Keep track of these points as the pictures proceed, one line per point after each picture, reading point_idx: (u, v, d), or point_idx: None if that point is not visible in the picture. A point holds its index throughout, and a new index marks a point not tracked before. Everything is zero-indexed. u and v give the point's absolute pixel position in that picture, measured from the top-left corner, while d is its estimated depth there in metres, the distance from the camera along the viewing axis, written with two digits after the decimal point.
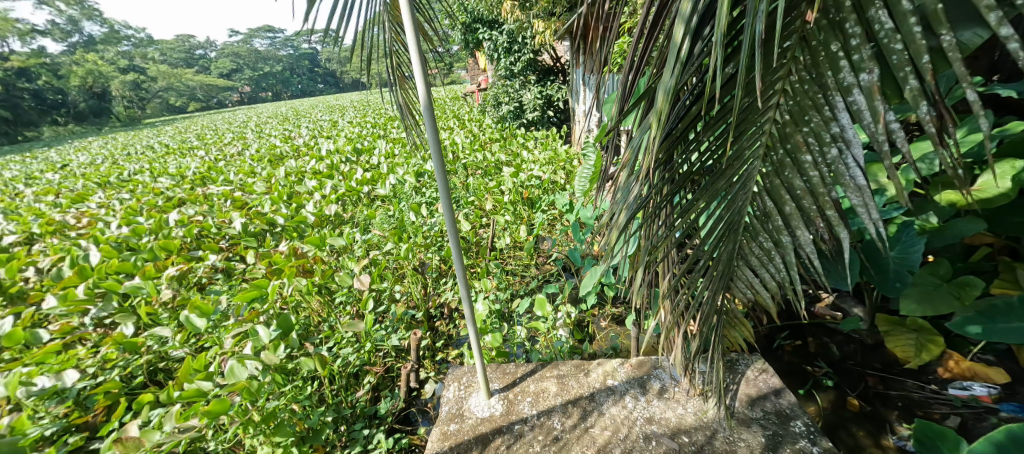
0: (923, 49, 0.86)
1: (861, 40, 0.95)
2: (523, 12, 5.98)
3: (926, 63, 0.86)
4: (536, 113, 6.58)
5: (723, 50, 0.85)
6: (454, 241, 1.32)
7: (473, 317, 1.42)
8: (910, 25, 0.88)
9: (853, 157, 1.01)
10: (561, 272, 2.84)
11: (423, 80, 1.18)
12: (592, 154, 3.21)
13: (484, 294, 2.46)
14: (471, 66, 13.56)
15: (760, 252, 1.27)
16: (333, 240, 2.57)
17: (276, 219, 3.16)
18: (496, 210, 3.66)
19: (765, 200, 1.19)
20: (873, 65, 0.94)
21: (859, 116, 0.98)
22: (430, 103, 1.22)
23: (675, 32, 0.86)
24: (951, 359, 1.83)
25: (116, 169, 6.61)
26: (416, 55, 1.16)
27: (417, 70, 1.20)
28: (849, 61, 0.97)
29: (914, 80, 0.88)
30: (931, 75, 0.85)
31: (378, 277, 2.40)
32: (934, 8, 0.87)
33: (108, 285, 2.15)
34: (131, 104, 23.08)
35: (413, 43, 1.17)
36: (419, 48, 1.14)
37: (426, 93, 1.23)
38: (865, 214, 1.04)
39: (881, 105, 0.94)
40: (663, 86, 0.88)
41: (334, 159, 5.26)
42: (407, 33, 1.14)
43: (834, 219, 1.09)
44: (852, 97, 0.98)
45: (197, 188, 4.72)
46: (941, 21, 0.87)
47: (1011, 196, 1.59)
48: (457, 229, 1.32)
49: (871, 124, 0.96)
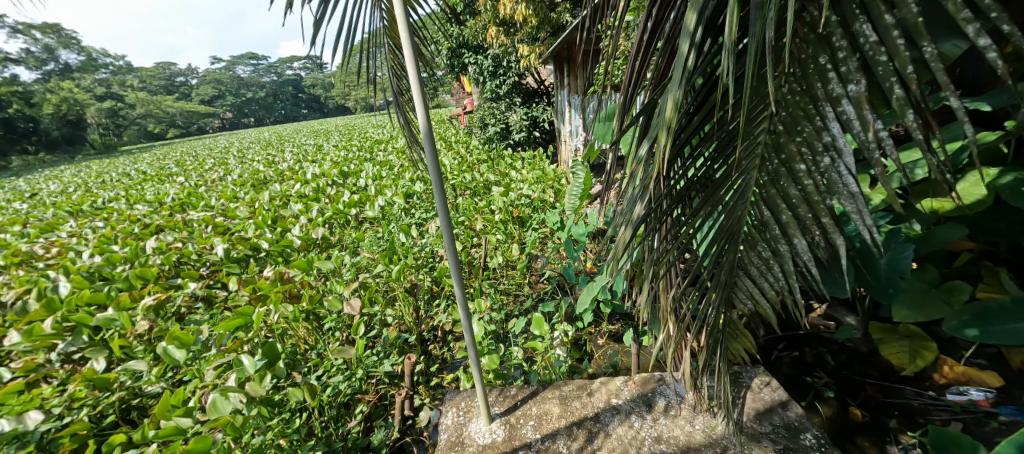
0: (907, 61, 0.86)
1: (847, 52, 0.94)
2: (506, 38, 6.16)
3: (911, 73, 0.86)
4: (522, 134, 6.61)
5: (732, 59, 0.81)
6: (454, 265, 1.26)
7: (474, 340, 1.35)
8: (893, 38, 0.87)
9: (845, 165, 1.00)
10: (556, 290, 2.78)
11: (422, 103, 1.14)
12: (581, 171, 3.20)
13: (479, 315, 2.40)
14: (455, 90, 13.71)
15: (758, 261, 1.24)
16: (320, 264, 2.50)
17: (260, 244, 3.07)
18: (486, 230, 3.61)
19: (762, 210, 1.16)
20: (860, 77, 0.93)
21: (848, 125, 0.97)
22: (429, 126, 1.18)
23: (681, 42, 0.83)
24: (945, 365, 1.76)
25: (91, 197, 6.41)
26: (414, 80, 1.12)
27: (416, 94, 1.16)
28: (837, 73, 0.96)
29: (899, 90, 0.88)
30: (916, 85, 0.85)
31: (369, 301, 2.32)
32: (916, 21, 0.85)
33: (78, 318, 2.04)
34: (108, 132, 22.72)
35: (411, 64, 1.13)
36: (418, 72, 1.11)
37: (424, 114, 1.18)
38: (860, 220, 1.04)
39: (869, 115, 0.93)
40: (670, 98, 0.84)
41: (321, 182, 5.19)
42: (405, 56, 1.10)
43: (830, 226, 1.09)
44: (841, 107, 0.97)
45: (176, 214, 4.58)
46: (922, 33, 0.85)
47: (989, 203, 1.58)
48: (455, 251, 1.26)
49: (860, 133, 0.96)
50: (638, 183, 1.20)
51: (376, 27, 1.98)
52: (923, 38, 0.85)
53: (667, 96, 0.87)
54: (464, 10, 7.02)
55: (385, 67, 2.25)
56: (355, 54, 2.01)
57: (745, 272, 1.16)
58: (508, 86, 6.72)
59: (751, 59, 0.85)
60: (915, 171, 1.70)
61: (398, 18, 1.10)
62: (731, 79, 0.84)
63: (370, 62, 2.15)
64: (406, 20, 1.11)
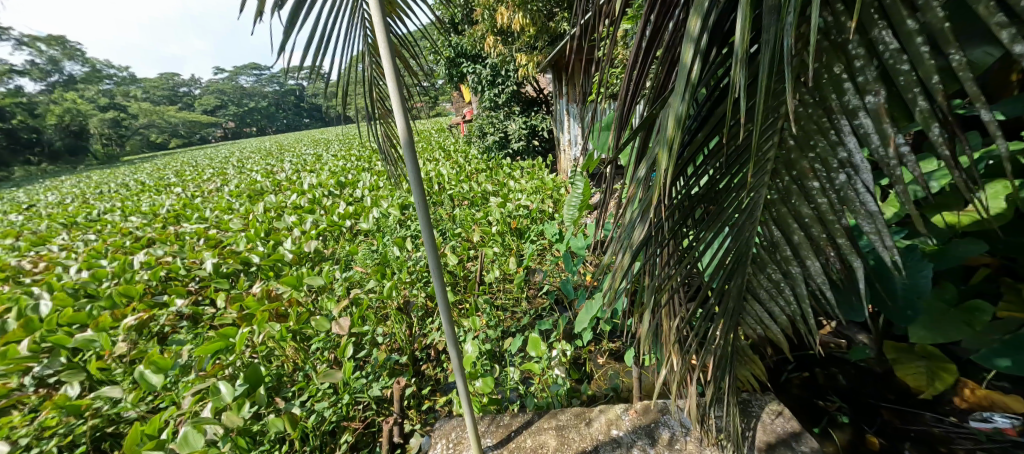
0: (932, 70, 0.77)
1: (864, 61, 0.85)
2: (505, 47, 6.14)
3: (936, 84, 0.78)
4: (521, 143, 6.56)
5: (744, 68, 0.73)
6: (437, 285, 1.16)
7: (462, 367, 1.24)
8: (917, 45, 0.79)
9: (863, 182, 0.92)
10: (554, 305, 2.69)
11: (402, 113, 1.07)
12: (579, 182, 3.13)
13: (473, 333, 2.30)
14: (454, 100, 13.75)
15: (768, 285, 1.16)
16: (310, 280, 2.42)
17: (251, 258, 2.99)
18: (483, 242, 3.53)
19: (772, 230, 1.08)
20: (879, 87, 0.85)
21: (866, 140, 0.88)
22: (410, 137, 1.10)
23: (684, 51, 0.74)
24: (966, 388, 1.64)
25: (86, 209, 6.36)
26: (393, 89, 1.05)
27: (395, 103, 1.10)
28: (853, 83, 0.88)
29: (923, 102, 0.80)
30: (942, 97, 0.77)
31: (359, 320, 2.23)
32: (942, 26, 0.77)
33: (55, 339, 1.96)
34: (109, 142, 22.79)
35: (390, 70, 1.06)
36: (398, 83, 1.05)
37: (406, 125, 1.10)
38: (879, 242, 0.96)
39: (890, 129, 0.85)
40: (673, 113, 0.75)
41: (317, 193, 5.12)
42: (382, 62, 1.03)
43: (846, 248, 1.01)
44: (858, 119, 0.89)
45: (169, 227, 4.51)
46: (950, 40, 0.77)
47: (1010, 216, 1.48)
48: (440, 270, 1.17)
49: (879, 148, 0.87)
50: (636, 202, 1.12)
51: (369, 37, 1.90)
52: (950, 45, 0.76)
53: (669, 111, 0.78)
54: (463, 20, 7.00)
55: (375, 78, 2.18)
56: (351, 66, 1.94)
57: (753, 298, 1.08)
58: (506, 95, 6.69)
59: (764, 69, 0.77)
60: (930, 183, 1.60)
61: (374, 21, 1.02)
62: (742, 91, 0.76)
63: (361, 73, 2.08)
64: (384, 27, 1.04)
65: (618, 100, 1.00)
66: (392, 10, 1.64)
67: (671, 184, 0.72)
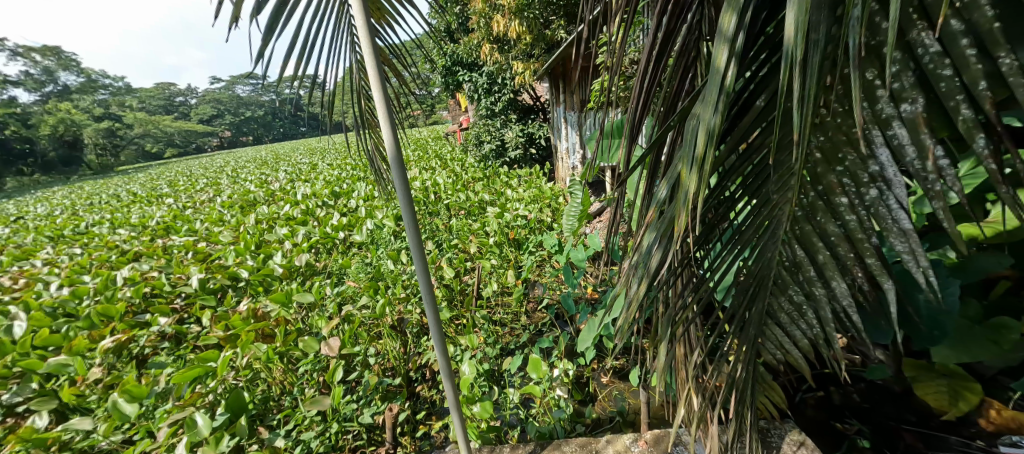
0: (978, 75, 0.69)
1: (900, 66, 0.77)
2: (501, 55, 6.10)
3: (984, 90, 0.69)
4: (518, 151, 6.49)
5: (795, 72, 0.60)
6: (424, 287, 1.18)
7: (447, 360, 1.29)
8: (961, 48, 0.71)
9: (896, 198, 0.84)
10: (554, 320, 2.59)
11: (389, 123, 1.05)
12: (579, 192, 3.05)
13: (471, 352, 2.20)
14: (450, 108, 13.74)
15: (789, 307, 1.07)
16: (300, 296, 2.32)
17: (240, 273, 2.87)
18: (481, 254, 3.44)
19: (795, 250, 0.99)
20: (916, 94, 0.77)
21: (901, 152, 0.80)
22: (396, 143, 1.08)
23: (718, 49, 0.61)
24: (991, 409, 1.55)
25: (74, 221, 6.23)
26: (378, 97, 1.01)
27: (383, 115, 1.07)
28: (887, 90, 0.79)
29: (967, 111, 0.71)
30: (991, 104, 0.68)
31: (351, 340, 2.13)
32: (992, 26, 0.68)
33: (26, 364, 1.85)
34: (103, 152, 22.65)
35: (375, 77, 1.04)
36: (385, 93, 1.01)
37: (393, 137, 1.08)
38: (913, 264, 0.87)
39: (929, 139, 0.76)
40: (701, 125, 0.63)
41: (310, 204, 5.02)
42: (368, 69, 1.01)
43: (876, 269, 0.92)
44: (892, 130, 0.81)
45: (157, 240, 4.39)
46: (999, 41, 0.68)
47: None
48: (429, 281, 1.18)
49: (915, 162, 0.79)
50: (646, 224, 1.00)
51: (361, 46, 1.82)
52: (1000, 48, 0.68)
53: (696, 121, 0.65)
54: (459, 28, 6.95)
55: (367, 87, 2.10)
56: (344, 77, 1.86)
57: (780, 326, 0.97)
58: (502, 102, 6.63)
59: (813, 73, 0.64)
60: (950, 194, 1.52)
61: (359, 30, 1.01)
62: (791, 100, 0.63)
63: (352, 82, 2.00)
64: (371, 42, 1.03)
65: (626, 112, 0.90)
66: (381, 17, 1.54)
67: (694, 208, 0.61)
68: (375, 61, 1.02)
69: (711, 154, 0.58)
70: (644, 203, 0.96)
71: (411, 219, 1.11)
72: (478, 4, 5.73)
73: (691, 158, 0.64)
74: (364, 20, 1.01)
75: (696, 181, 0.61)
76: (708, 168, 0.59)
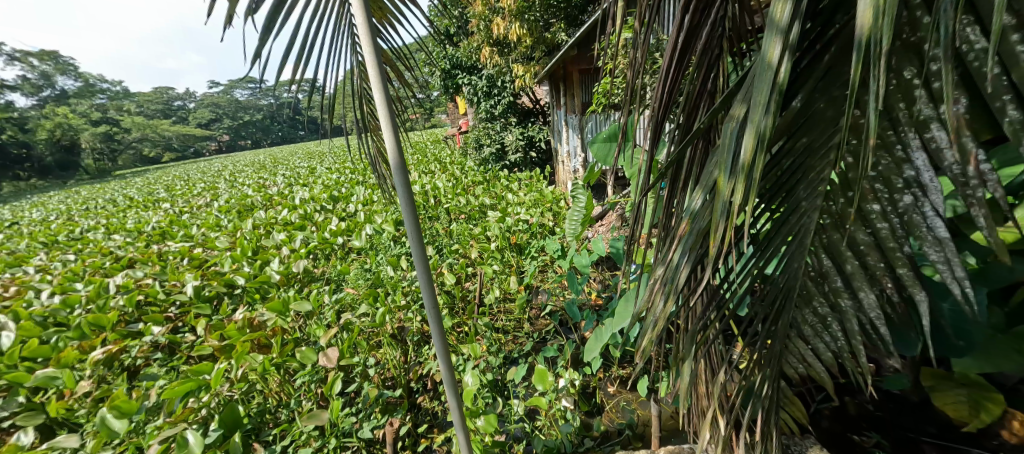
0: None
1: (942, 64, 0.71)
2: (501, 58, 6.07)
3: None
4: (518, 154, 6.43)
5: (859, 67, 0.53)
6: (428, 301, 1.11)
7: (453, 376, 1.23)
8: (1011, 44, 0.65)
9: (933, 205, 0.79)
10: (558, 328, 2.53)
11: (391, 125, 0.99)
12: (582, 196, 3.00)
13: (473, 362, 2.14)
14: (449, 111, 13.69)
15: (812, 319, 1.02)
16: (297, 305, 2.26)
17: (236, 280, 2.81)
18: (482, 259, 3.38)
19: (821, 259, 0.94)
20: (958, 94, 0.71)
21: (939, 156, 0.75)
22: (398, 149, 1.02)
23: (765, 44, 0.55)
24: (1015, 420, 1.44)
25: (69, 226, 6.16)
26: (380, 101, 0.95)
27: (384, 117, 1.01)
28: (925, 90, 0.74)
29: (1015, 112, 0.66)
30: None
31: (350, 350, 2.07)
32: None
33: (13, 377, 1.79)
34: (100, 157, 22.57)
35: (376, 80, 0.98)
36: (386, 94, 0.95)
37: (395, 140, 1.02)
38: (948, 275, 0.81)
39: (971, 143, 0.71)
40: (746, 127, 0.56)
41: (308, 208, 4.97)
42: (368, 71, 0.95)
43: (908, 280, 0.87)
44: (929, 132, 0.75)
45: (153, 246, 4.31)
46: None
47: None
48: (432, 290, 1.13)
49: (955, 166, 0.74)
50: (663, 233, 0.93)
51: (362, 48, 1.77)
52: None
53: (737, 124, 0.58)
54: (458, 31, 6.91)
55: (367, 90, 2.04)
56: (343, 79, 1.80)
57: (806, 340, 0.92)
58: (502, 106, 6.59)
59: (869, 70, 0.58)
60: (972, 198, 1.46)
61: (359, 28, 0.95)
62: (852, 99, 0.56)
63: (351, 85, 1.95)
64: (372, 42, 0.97)
65: (646, 113, 0.85)
66: (382, 16, 1.47)
67: (736, 216, 0.55)
68: (377, 62, 0.96)
69: (759, 155, 0.52)
70: (663, 212, 0.90)
71: (415, 229, 1.04)
72: (477, 7, 5.69)
73: (730, 162, 0.58)
74: (364, 17, 0.95)
75: (739, 186, 0.55)
76: (756, 177, 0.53)
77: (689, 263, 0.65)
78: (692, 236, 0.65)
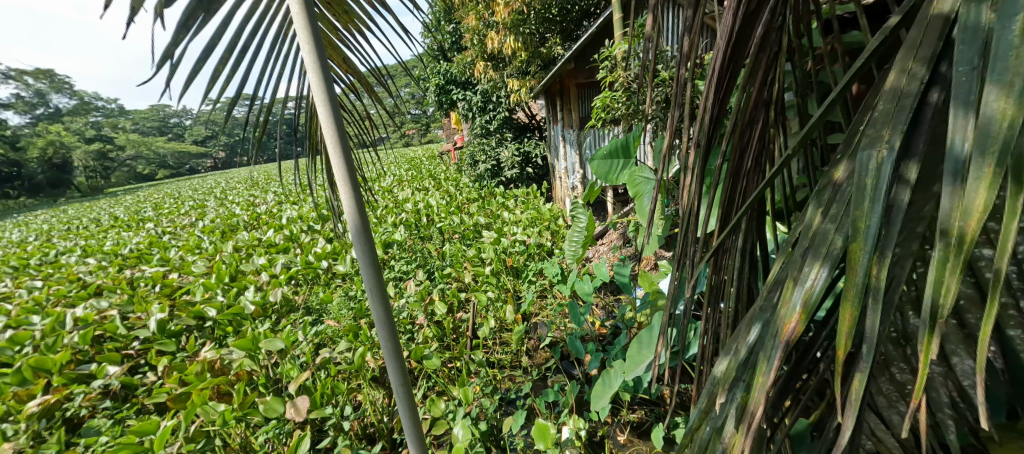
0: None
1: None
2: (496, 72, 5.91)
3: None
4: (514, 170, 6.23)
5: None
6: (387, 344, 0.98)
7: (417, 423, 1.10)
8: None
9: None
10: (560, 363, 2.30)
11: (345, 171, 0.86)
12: (582, 215, 2.81)
13: (465, 408, 1.91)
14: (444, 126, 13.54)
15: (889, 389, 0.78)
16: (268, 343, 2.03)
17: (206, 313, 2.57)
18: (477, 284, 3.15)
19: (907, 317, 0.70)
20: None
21: None
22: (356, 198, 0.89)
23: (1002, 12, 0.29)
24: None
25: (45, 248, 5.89)
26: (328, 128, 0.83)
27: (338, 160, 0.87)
28: None
29: None
30: None
31: (323, 397, 1.83)
32: None
33: None
34: (91, 174, 22.29)
35: (329, 122, 0.85)
36: (337, 136, 0.84)
37: (352, 189, 0.89)
38: None
39: None
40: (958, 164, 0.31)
41: (294, 228, 4.74)
42: (319, 109, 0.83)
43: None
44: None
45: (127, 270, 4.06)
46: None
47: None
48: (399, 352, 1.01)
49: None
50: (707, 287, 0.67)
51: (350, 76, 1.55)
52: None
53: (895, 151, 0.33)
54: (452, 46, 6.79)
55: (373, 105, 1.81)
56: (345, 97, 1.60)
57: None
58: (498, 120, 6.43)
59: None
60: None
61: (306, 59, 0.83)
62: None
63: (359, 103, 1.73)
64: (323, 77, 0.84)
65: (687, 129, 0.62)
66: (348, 21, 1.26)
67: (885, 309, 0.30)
68: (323, 84, 0.83)
69: (991, 204, 0.28)
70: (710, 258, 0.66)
71: (370, 267, 0.92)
72: (470, 22, 5.57)
73: (883, 216, 0.33)
74: (314, 52, 0.83)
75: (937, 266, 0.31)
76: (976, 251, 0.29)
77: (765, 375, 0.37)
78: (770, 322, 0.40)
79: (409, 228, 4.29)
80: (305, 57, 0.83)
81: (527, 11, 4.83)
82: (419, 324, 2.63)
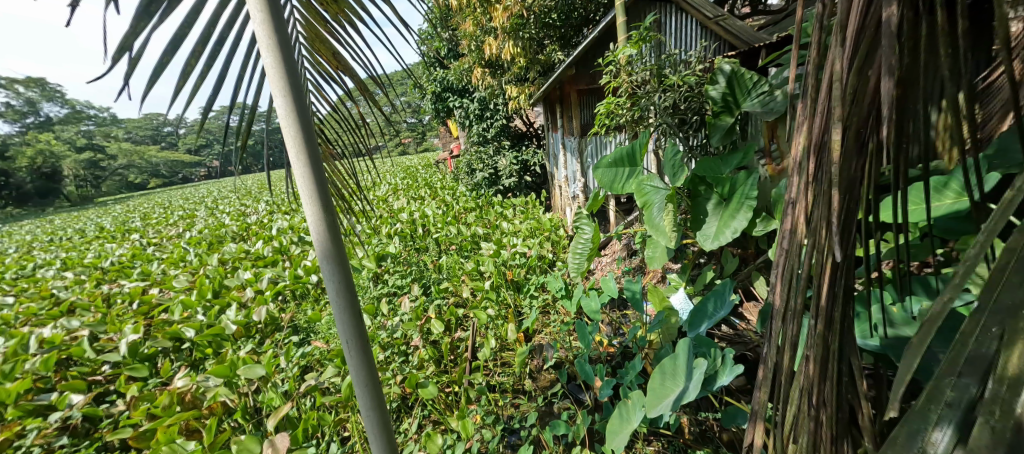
0: None
1: None
2: (494, 79, 5.78)
3: None
4: (512, 179, 6.07)
5: None
6: (362, 385, 0.86)
7: None
8: None
9: None
10: (566, 387, 2.11)
11: (306, 174, 0.75)
12: (587, 227, 2.67)
13: (463, 443, 1.73)
14: (440, 134, 13.40)
15: None
16: (247, 370, 1.85)
17: (184, 333, 2.39)
18: (475, 299, 2.97)
19: None
20: None
21: None
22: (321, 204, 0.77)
23: None
24: None
25: (24, 261, 5.66)
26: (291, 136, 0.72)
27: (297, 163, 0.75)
28: None
29: None
30: None
31: (305, 433, 1.65)
32: None
33: None
34: (81, 184, 21.99)
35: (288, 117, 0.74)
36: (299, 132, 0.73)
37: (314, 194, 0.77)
38: None
39: None
40: None
41: (284, 239, 4.54)
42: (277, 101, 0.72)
43: None
44: None
45: (104, 285, 3.85)
46: None
47: None
48: (372, 383, 0.88)
49: None
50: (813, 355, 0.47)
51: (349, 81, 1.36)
52: None
53: None
54: (449, 53, 6.68)
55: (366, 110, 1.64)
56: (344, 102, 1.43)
57: None
58: (495, 128, 6.30)
59: None
60: None
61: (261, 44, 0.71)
62: None
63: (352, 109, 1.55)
64: (280, 65, 0.72)
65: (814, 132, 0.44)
66: (338, 11, 1.08)
67: None
68: (285, 84, 0.72)
69: None
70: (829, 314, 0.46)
71: (341, 293, 0.80)
72: (468, 28, 5.47)
73: None
74: (269, 35, 0.71)
75: None
76: None
77: None
78: None
79: (403, 240, 4.11)
80: (261, 40, 0.71)
81: (526, 15, 4.70)
82: (414, 345, 2.44)
